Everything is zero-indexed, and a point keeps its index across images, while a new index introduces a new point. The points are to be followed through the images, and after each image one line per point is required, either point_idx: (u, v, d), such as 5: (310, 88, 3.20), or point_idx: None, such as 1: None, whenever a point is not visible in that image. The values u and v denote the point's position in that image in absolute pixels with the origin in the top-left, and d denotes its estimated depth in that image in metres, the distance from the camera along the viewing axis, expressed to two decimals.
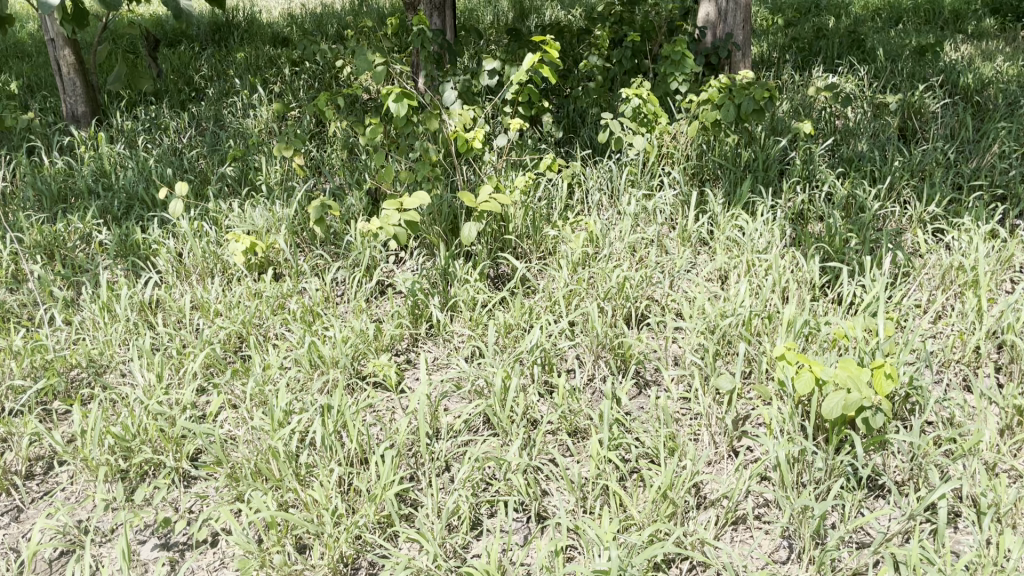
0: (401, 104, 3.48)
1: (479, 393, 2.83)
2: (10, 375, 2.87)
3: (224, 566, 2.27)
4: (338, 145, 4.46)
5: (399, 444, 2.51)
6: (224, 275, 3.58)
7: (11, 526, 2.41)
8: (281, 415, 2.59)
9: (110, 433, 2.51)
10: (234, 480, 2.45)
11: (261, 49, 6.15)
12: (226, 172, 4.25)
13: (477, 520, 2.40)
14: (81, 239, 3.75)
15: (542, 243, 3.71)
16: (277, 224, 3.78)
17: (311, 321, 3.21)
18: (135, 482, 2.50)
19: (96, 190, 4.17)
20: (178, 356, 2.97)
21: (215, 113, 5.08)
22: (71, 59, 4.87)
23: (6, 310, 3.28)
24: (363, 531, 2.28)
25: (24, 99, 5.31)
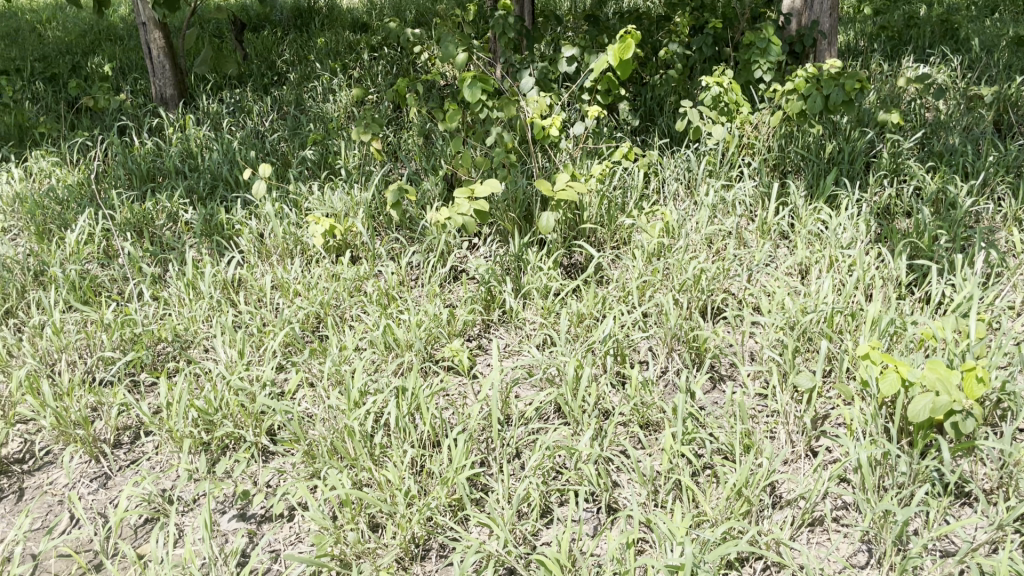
0: (476, 88, 3.52)
1: (550, 381, 2.82)
2: (101, 346, 2.98)
3: (301, 540, 2.32)
4: (415, 131, 4.51)
5: (471, 429, 2.53)
6: (303, 256, 3.65)
7: (99, 491, 2.51)
8: (356, 396, 2.63)
9: (194, 406, 2.59)
10: (311, 457, 2.51)
11: (341, 35, 6.25)
12: (307, 155, 4.34)
13: (548, 507, 2.40)
14: (169, 218, 3.87)
15: (617, 232, 3.67)
16: (355, 207, 3.84)
17: (386, 304, 3.25)
18: (217, 455, 2.58)
19: (184, 171, 4.30)
20: (259, 335, 3.05)
21: (296, 98, 5.18)
22: (161, 42, 5.02)
23: (98, 284, 3.41)
24: (435, 513, 2.30)
25: (116, 81, 5.50)
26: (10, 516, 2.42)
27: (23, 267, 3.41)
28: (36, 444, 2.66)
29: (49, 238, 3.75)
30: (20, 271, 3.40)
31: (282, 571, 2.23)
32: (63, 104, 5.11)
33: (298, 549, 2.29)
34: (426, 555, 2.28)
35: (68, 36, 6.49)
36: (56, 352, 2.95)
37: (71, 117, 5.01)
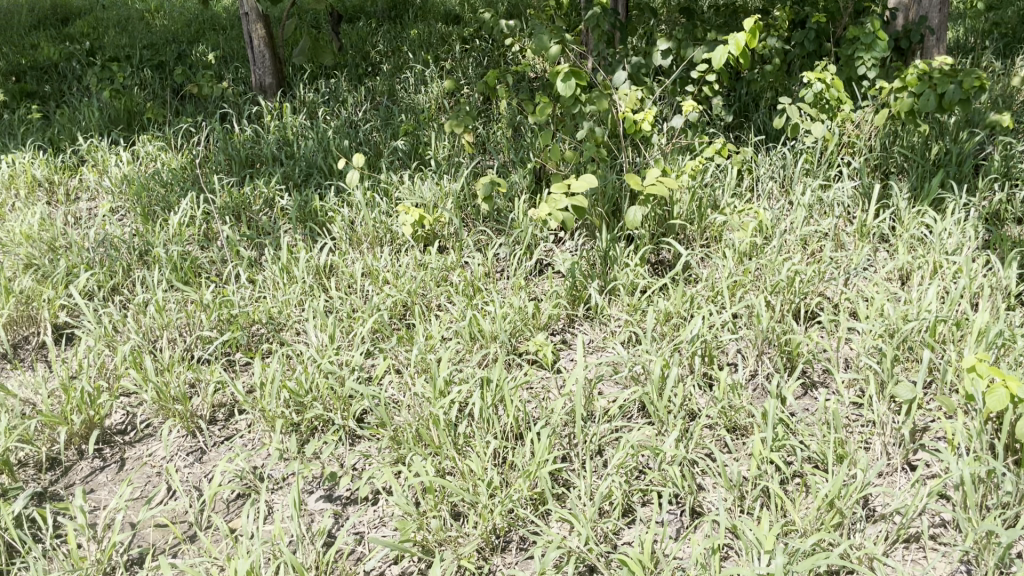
0: (570, 82, 3.44)
1: (635, 379, 2.78)
2: (200, 326, 3.09)
3: (384, 524, 2.35)
4: (505, 123, 4.52)
5: (554, 424, 2.52)
6: (393, 245, 3.72)
7: (195, 465, 2.60)
8: (442, 385, 2.66)
9: (286, 387, 2.67)
10: (397, 443, 2.55)
11: (435, 27, 6.33)
12: (398, 146, 4.41)
13: (630, 507, 2.36)
14: (265, 203, 3.99)
15: (707, 230, 3.59)
16: (444, 198, 3.87)
17: (472, 295, 3.27)
18: (307, 435, 2.65)
19: (281, 158, 4.42)
20: (349, 320, 3.12)
21: (389, 88, 5.27)
22: (262, 33, 5.17)
23: (199, 265, 3.54)
24: (516, 505, 2.30)
25: (218, 69, 5.69)
26: (113, 485, 2.52)
27: (130, 246, 3.56)
28: (138, 417, 2.77)
29: (154, 220, 3.91)
30: (126, 251, 3.55)
31: (365, 553, 2.28)
32: (169, 91, 5.32)
33: (382, 532, 2.33)
34: (506, 546, 2.28)
35: (174, 26, 6.75)
36: (158, 329, 3.07)
37: (176, 104, 5.21)
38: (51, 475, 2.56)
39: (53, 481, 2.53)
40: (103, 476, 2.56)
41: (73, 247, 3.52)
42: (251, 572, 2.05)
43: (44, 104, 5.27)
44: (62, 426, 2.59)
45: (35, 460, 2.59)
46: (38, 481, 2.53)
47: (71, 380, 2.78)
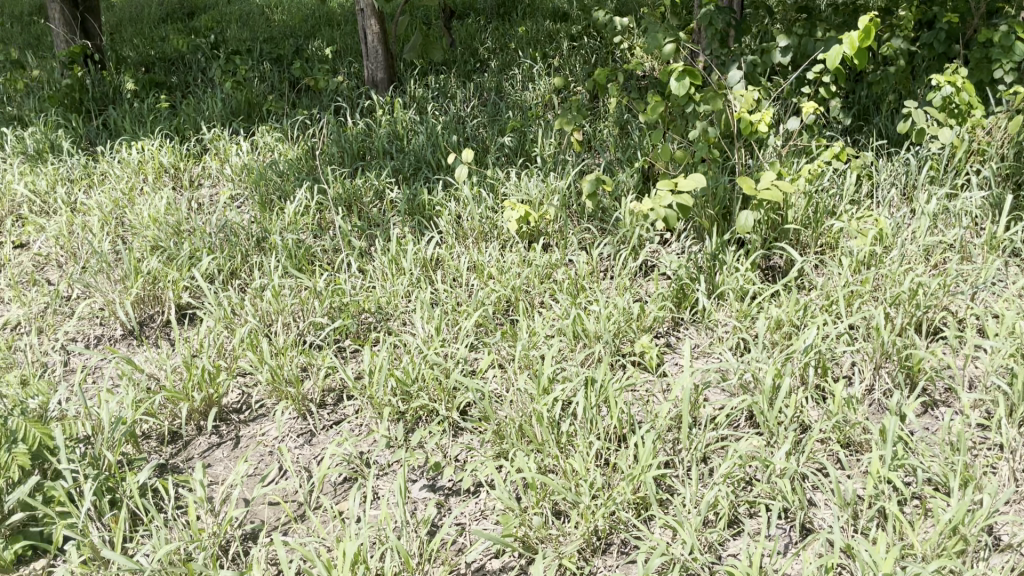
0: (685, 81, 3.36)
1: (744, 387, 2.70)
2: (314, 312, 3.20)
3: (486, 517, 2.37)
4: (612, 122, 4.48)
5: (659, 428, 2.47)
6: (498, 240, 3.74)
7: (305, 447, 2.68)
8: (546, 382, 2.65)
9: (394, 376, 2.73)
10: (499, 437, 2.56)
11: (542, 25, 6.34)
12: (505, 142, 4.43)
13: (736, 518, 2.30)
14: (376, 195, 4.08)
15: (822, 236, 3.47)
16: (550, 195, 3.87)
17: (576, 294, 3.25)
18: (412, 424, 2.70)
19: (391, 152, 4.52)
20: (455, 313, 3.16)
21: (496, 85, 5.30)
22: (376, 29, 5.29)
23: (313, 254, 3.65)
24: (619, 508, 2.27)
25: (334, 64, 5.86)
26: (228, 461, 2.63)
27: (248, 233, 3.70)
28: (252, 397, 2.88)
29: (270, 208, 4.05)
30: (245, 237, 3.69)
31: (467, 546, 2.29)
32: (287, 84, 5.50)
33: (484, 525, 2.34)
34: (607, 549, 2.25)
35: (292, 21, 6.97)
36: (274, 313, 3.18)
37: (293, 96, 5.39)
38: (171, 448, 2.68)
39: (173, 454, 2.65)
40: (219, 452, 2.67)
41: (197, 231, 3.68)
42: (358, 554, 2.09)
43: (171, 94, 5.53)
44: (184, 402, 2.71)
45: (158, 433, 2.72)
46: (160, 453, 2.65)
47: (192, 358, 2.92)
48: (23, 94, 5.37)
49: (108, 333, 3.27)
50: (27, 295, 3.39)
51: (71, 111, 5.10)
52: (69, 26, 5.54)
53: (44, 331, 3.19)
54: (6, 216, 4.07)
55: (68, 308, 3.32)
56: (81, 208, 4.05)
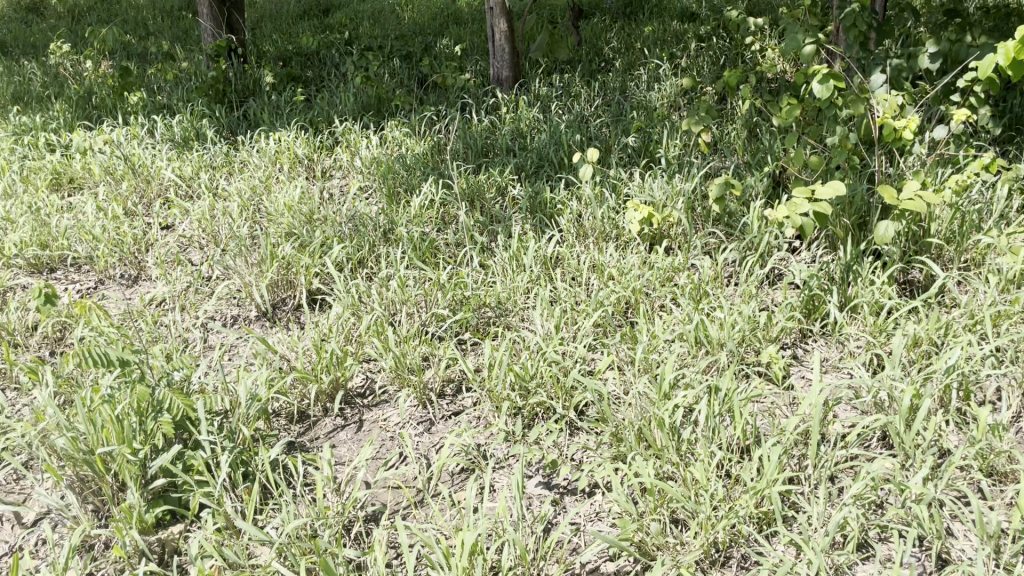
0: (828, 84, 3.20)
1: (878, 406, 2.58)
2: (436, 304, 3.26)
3: (602, 519, 2.35)
4: (741, 125, 4.37)
5: (786, 443, 2.38)
6: (619, 240, 3.70)
7: (424, 434, 2.74)
8: (667, 388, 2.59)
9: (514, 372, 2.74)
10: (617, 440, 2.52)
11: (669, 25, 6.25)
12: (629, 142, 4.38)
13: (866, 542, 2.20)
14: (498, 192, 4.12)
15: (968, 251, 3.27)
16: (675, 197, 3.79)
17: (699, 299, 3.18)
18: (529, 420, 2.71)
19: (513, 150, 4.55)
20: (574, 312, 3.15)
21: (621, 85, 5.26)
22: (504, 27, 5.34)
23: (436, 247, 3.72)
24: (741, 521, 2.20)
25: (460, 61, 5.95)
26: (352, 443, 2.71)
27: (375, 224, 3.81)
28: (376, 383, 2.96)
29: (396, 200, 4.15)
30: (372, 228, 3.80)
31: (581, 546, 2.28)
32: (415, 81, 5.64)
33: (599, 527, 2.33)
34: (726, 562, 2.19)
35: (421, 19, 7.13)
36: (399, 303, 3.27)
37: (420, 93, 5.51)
38: (299, 427, 2.78)
39: (301, 433, 2.75)
40: (344, 434, 2.75)
41: (328, 221, 3.81)
42: (476, 545, 2.11)
43: (306, 87, 5.75)
44: (313, 383, 2.82)
45: (287, 412, 2.83)
46: (288, 431, 2.76)
47: (321, 342, 3.02)
48: (172, 84, 5.69)
49: (243, 314, 3.42)
50: (172, 274, 3.60)
51: (215, 101, 5.37)
52: (216, 21, 5.84)
53: (187, 309, 3.38)
54: (154, 199, 4.33)
55: (208, 288, 3.50)
56: (221, 194, 4.26)
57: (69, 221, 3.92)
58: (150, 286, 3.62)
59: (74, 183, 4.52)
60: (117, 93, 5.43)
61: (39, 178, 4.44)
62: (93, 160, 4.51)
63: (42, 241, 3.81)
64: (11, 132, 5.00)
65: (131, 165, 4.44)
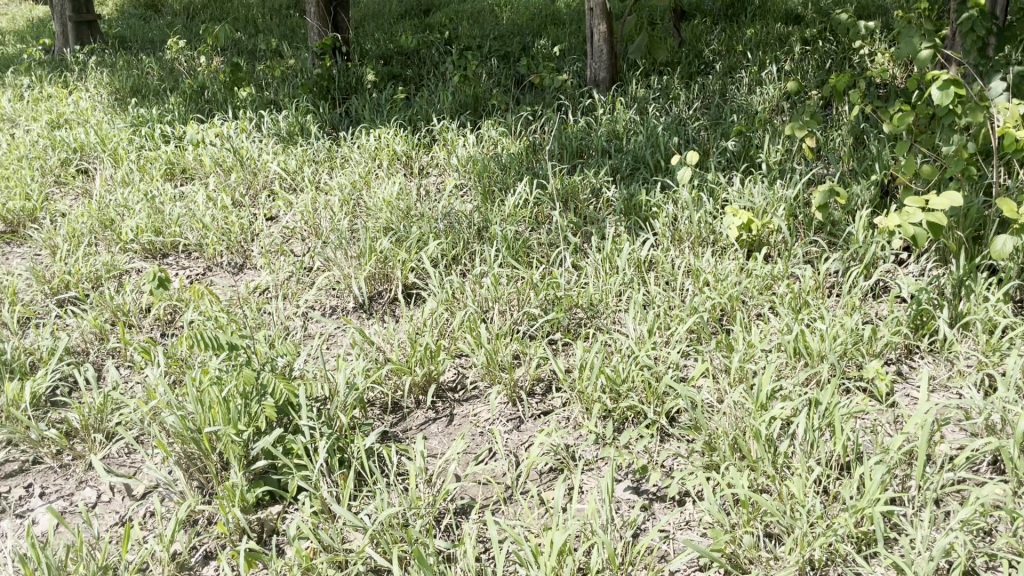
0: (948, 91, 3.04)
1: (990, 429, 2.45)
2: (529, 302, 3.27)
3: (692, 528, 2.32)
4: (847, 131, 4.22)
5: (890, 461, 2.29)
6: (716, 245, 3.63)
7: (514, 432, 2.75)
8: (765, 399, 2.53)
9: (605, 374, 2.73)
10: (710, 449, 2.48)
11: (773, 28, 6.10)
12: (729, 146, 4.30)
13: (973, 571, 2.10)
14: (593, 193, 4.10)
15: None
16: (776, 203, 3.70)
17: (799, 309, 3.09)
18: (620, 424, 2.69)
19: (609, 151, 4.52)
20: (668, 317, 3.11)
21: (721, 88, 5.17)
22: (603, 29, 5.32)
23: (529, 246, 3.74)
24: (839, 539, 2.13)
25: (558, 62, 5.96)
26: (443, 436, 2.75)
27: (470, 222, 3.86)
28: (467, 378, 3.00)
29: (491, 199, 4.19)
30: (467, 225, 3.85)
31: (670, 554, 2.25)
32: (512, 81, 5.68)
33: (689, 536, 2.29)
34: None
35: (520, 19, 7.17)
36: (491, 300, 3.30)
37: (517, 93, 5.54)
38: (392, 417, 2.84)
39: (394, 424, 2.81)
40: (435, 427, 2.80)
41: (425, 216, 3.88)
42: (565, 546, 2.10)
43: (406, 86, 5.87)
44: (408, 376, 2.87)
45: (382, 402, 2.89)
46: (382, 421, 2.82)
47: (416, 336, 3.07)
48: (280, 80, 5.89)
49: (341, 305, 3.52)
50: (276, 263, 3.74)
51: (319, 98, 5.53)
52: (323, 21, 6.02)
53: (289, 298, 3.50)
54: (260, 191, 4.48)
55: (309, 279, 3.61)
56: (323, 188, 4.39)
57: (181, 210, 4.11)
58: (254, 275, 3.76)
59: (186, 173, 4.73)
60: (228, 88, 5.65)
61: (155, 168, 4.67)
62: (204, 152, 4.71)
63: (156, 228, 4.01)
64: (130, 124, 5.28)
65: (239, 158, 4.63)
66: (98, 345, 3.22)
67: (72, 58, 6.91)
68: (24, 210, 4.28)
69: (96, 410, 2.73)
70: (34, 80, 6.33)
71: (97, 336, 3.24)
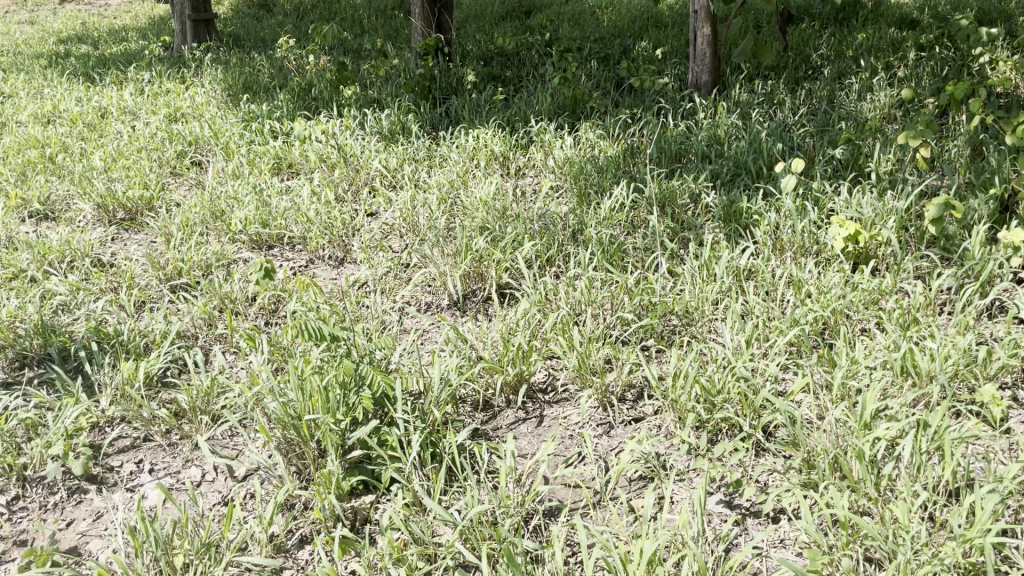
0: None
1: None
2: (623, 307, 3.25)
3: (786, 547, 2.26)
4: (965, 141, 4.03)
5: (1004, 491, 2.17)
6: (819, 256, 3.52)
7: (604, 436, 2.74)
8: (868, 418, 2.43)
9: (700, 384, 2.68)
10: (808, 467, 2.40)
11: (886, 32, 5.87)
12: (836, 154, 4.16)
13: None
14: (691, 198, 4.04)
15: None
16: (885, 215, 3.56)
17: (907, 326, 2.96)
18: (714, 435, 2.64)
19: (709, 156, 4.44)
20: (767, 328, 3.03)
21: (828, 94, 5.01)
22: (707, 31, 5.23)
23: (624, 250, 3.71)
24: (945, 569, 2.02)
25: (659, 65, 5.89)
26: (533, 437, 2.76)
27: (566, 224, 3.85)
28: (559, 380, 3.00)
29: (587, 201, 4.17)
30: (562, 227, 3.85)
31: (763, 572, 2.20)
32: (612, 83, 5.65)
33: (784, 555, 2.23)
34: None
35: (621, 22, 7.12)
36: (585, 303, 3.29)
37: (616, 96, 5.51)
38: (483, 415, 2.87)
39: (484, 422, 2.83)
40: (525, 427, 2.81)
41: (520, 217, 3.90)
42: (655, 556, 2.08)
43: (505, 87, 5.92)
44: (500, 374, 2.90)
45: (473, 399, 2.92)
46: (473, 418, 2.85)
47: (509, 335, 3.09)
48: (383, 79, 6.02)
49: (436, 301, 3.57)
50: (375, 258, 3.83)
51: (421, 97, 5.63)
52: (427, 21, 6.13)
53: (386, 293, 3.57)
54: (362, 187, 4.60)
55: (406, 275, 3.68)
56: (422, 186, 4.47)
57: (287, 203, 4.26)
58: (354, 269, 3.86)
59: (292, 168, 4.90)
60: (334, 86, 5.82)
61: (264, 162, 4.85)
62: (310, 148, 4.86)
63: (263, 220, 4.16)
64: (241, 119, 5.49)
65: (343, 154, 4.76)
66: (206, 330, 3.36)
67: (190, 55, 7.24)
68: (142, 199, 4.51)
69: (203, 393, 2.86)
70: (155, 75, 6.67)
71: (205, 322, 3.38)
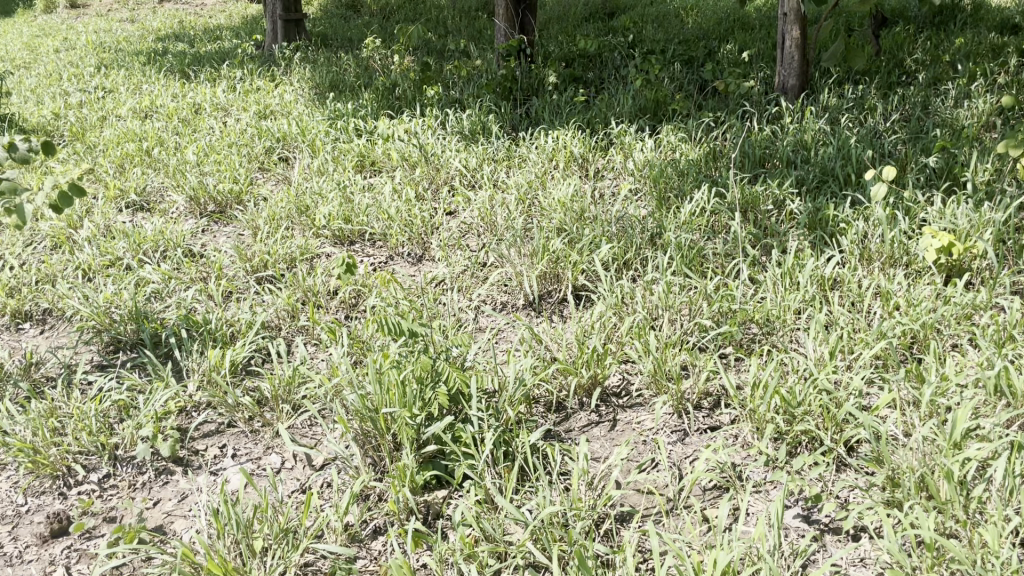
0: None
1: None
2: (701, 313, 3.20)
3: (866, 566, 2.19)
4: None
5: None
6: (909, 268, 3.40)
7: (677, 444, 2.71)
8: (959, 437, 2.34)
9: (780, 395, 2.61)
10: (892, 485, 2.32)
11: (986, 37, 5.63)
12: (929, 162, 4.01)
13: None
14: (775, 204, 3.95)
15: None
16: (981, 226, 3.41)
17: (1003, 343, 2.83)
18: (793, 447, 2.57)
19: (795, 162, 4.34)
20: (852, 340, 2.95)
21: (923, 100, 4.83)
22: (796, 34, 5.10)
23: (704, 255, 3.65)
24: None
25: (744, 68, 5.78)
26: (606, 441, 2.74)
27: (644, 227, 3.82)
28: (633, 385, 2.98)
29: (667, 205, 4.13)
30: (640, 230, 3.82)
31: None
32: (695, 86, 5.57)
33: (863, 574, 2.17)
34: None
35: (706, 24, 7.02)
36: (661, 308, 3.25)
37: (700, 99, 5.43)
38: (556, 416, 2.87)
39: (557, 423, 2.83)
40: (598, 430, 2.80)
41: (599, 220, 3.89)
42: (729, 566, 2.04)
43: (586, 88, 5.90)
44: (574, 376, 2.89)
45: (547, 400, 2.92)
46: (546, 418, 2.85)
47: (585, 337, 3.08)
48: (465, 79, 6.08)
49: (512, 301, 3.59)
50: (453, 257, 3.88)
51: (502, 98, 5.66)
52: (510, 22, 6.17)
53: (463, 291, 3.61)
54: (442, 185, 4.65)
55: (483, 274, 3.71)
56: (501, 186, 4.49)
57: (369, 200, 4.34)
58: (432, 267, 3.92)
59: (375, 166, 4.99)
60: (418, 85, 5.91)
61: (348, 159, 4.96)
62: (393, 147, 4.95)
63: (346, 216, 4.26)
64: (328, 117, 5.63)
65: (424, 153, 4.83)
66: (289, 321, 3.45)
67: (280, 54, 7.46)
68: (231, 193, 4.67)
69: (285, 382, 2.94)
70: (247, 73, 6.90)
71: (289, 313, 3.48)
